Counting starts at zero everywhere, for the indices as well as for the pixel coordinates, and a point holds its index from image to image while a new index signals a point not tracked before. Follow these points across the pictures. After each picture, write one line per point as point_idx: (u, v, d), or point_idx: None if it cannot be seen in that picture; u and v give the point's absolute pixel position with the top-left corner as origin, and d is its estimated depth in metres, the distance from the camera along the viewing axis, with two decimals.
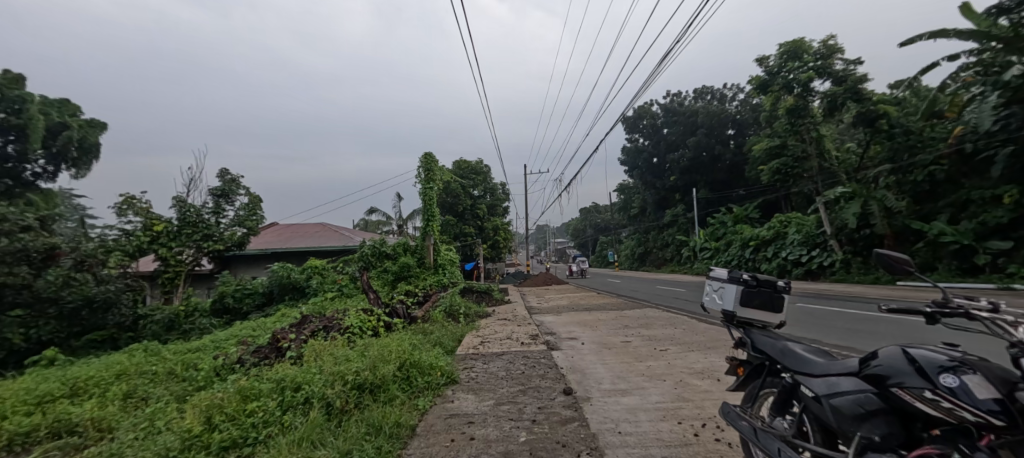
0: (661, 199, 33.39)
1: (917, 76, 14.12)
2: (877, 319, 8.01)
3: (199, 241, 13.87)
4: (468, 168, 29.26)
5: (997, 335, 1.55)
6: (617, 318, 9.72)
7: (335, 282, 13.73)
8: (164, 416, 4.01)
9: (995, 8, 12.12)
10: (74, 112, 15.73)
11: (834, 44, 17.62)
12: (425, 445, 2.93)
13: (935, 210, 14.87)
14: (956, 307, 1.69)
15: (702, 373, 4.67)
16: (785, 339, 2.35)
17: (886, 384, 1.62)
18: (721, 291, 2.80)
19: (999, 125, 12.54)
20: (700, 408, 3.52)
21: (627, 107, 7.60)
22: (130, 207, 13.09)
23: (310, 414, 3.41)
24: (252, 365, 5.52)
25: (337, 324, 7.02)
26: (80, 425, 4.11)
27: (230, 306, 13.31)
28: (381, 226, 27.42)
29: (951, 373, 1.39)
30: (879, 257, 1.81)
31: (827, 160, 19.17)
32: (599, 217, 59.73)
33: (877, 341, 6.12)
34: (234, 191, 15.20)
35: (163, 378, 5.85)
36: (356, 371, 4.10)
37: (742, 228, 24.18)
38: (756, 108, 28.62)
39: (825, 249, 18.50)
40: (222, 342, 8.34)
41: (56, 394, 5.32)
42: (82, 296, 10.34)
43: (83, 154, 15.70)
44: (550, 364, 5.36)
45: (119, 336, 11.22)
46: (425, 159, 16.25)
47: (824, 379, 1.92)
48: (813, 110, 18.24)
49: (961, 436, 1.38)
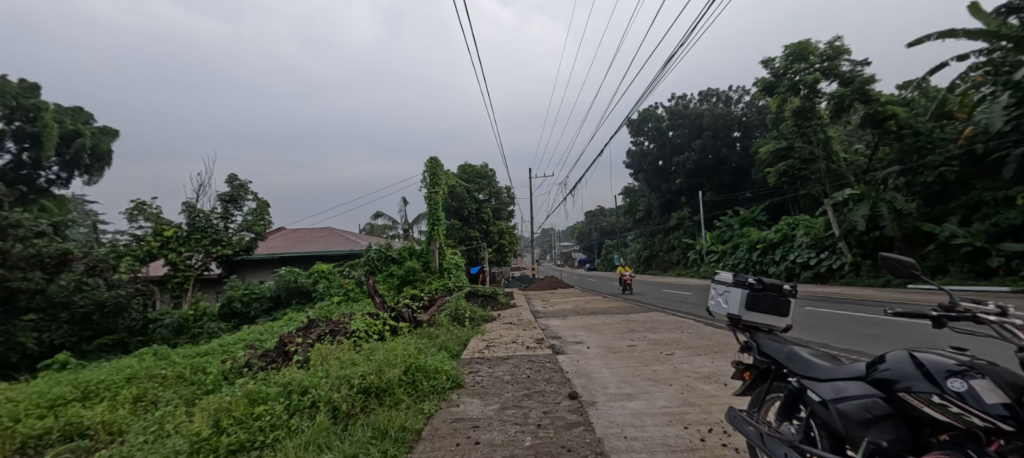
0: (666, 202, 33.36)
1: (925, 77, 13.83)
2: (885, 322, 7.89)
3: (208, 247, 13.96)
4: (473, 172, 29.53)
5: (1007, 340, 1.54)
6: (623, 322, 9.64)
7: (342, 286, 13.94)
8: (172, 420, 4.06)
9: (1005, 7, 12.00)
10: (87, 119, 16.09)
11: (840, 45, 17.51)
12: (430, 449, 2.93)
13: (947, 212, 14.59)
14: (962, 311, 1.67)
15: (707, 377, 4.64)
16: (793, 342, 2.33)
17: (893, 389, 1.60)
18: (727, 295, 2.78)
19: (1010, 126, 12.33)
20: (707, 413, 3.49)
21: (631, 111, 7.60)
22: (141, 213, 13.25)
23: (316, 418, 3.44)
24: (260, 369, 5.59)
25: (343, 328, 7.08)
26: (90, 428, 4.17)
27: (238, 310, 13.58)
28: (387, 230, 27.58)
29: (958, 377, 1.38)
30: (885, 260, 1.80)
31: (836, 162, 18.96)
32: (605, 221, 60.05)
33: (885, 345, 6.04)
34: (242, 196, 15.36)
35: (173, 382, 5.92)
36: (362, 374, 4.11)
37: (748, 231, 24.04)
38: (762, 110, 28.51)
39: (834, 252, 18.25)
40: (229, 346, 8.46)
41: (67, 397, 5.38)
42: (93, 301, 10.44)
43: (95, 161, 16.02)
44: (555, 368, 5.37)
45: (129, 340, 11.29)
46: (431, 163, 16.35)
47: (832, 384, 1.90)
48: (820, 112, 18.14)
49: (969, 441, 1.37)
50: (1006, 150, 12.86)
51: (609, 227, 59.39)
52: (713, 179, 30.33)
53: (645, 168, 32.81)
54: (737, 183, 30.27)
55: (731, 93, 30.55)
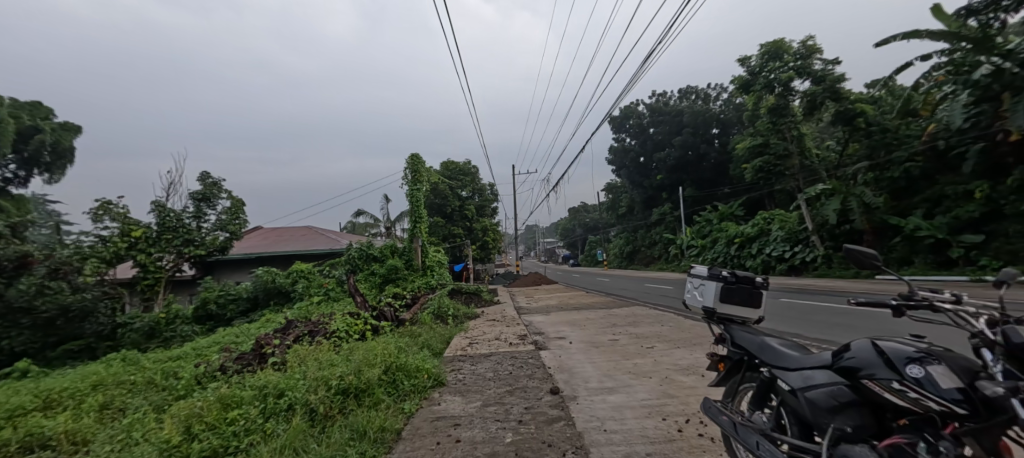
0: (648, 198, 33.87)
1: (892, 76, 14.30)
2: (855, 312, 8.12)
3: (180, 247, 13.51)
4: (456, 168, 29.38)
5: (960, 326, 1.61)
6: (606, 317, 9.74)
7: (322, 286, 13.68)
8: (141, 427, 3.91)
9: (964, 10, 12.59)
10: (47, 115, 15.29)
11: (813, 44, 18.00)
12: (410, 449, 2.89)
13: (912, 205, 15.23)
14: (921, 300, 1.74)
15: (686, 369, 4.74)
16: (764, 334, 2.38)
17: (857, 377, 1.66)
18: (701, 289, 2.82)
19: (971, 123, 12.99)
20: (684, 404, 3.56)
21: (612, 107, 7.69)
22: (106, 213, 12.66)
23: (292, 422, 3.36)
24: (234, 373, 5.41)
25: (323, 329, 6.93)
26: (53, 439, 3.96)
27: (213, 312, 13.21)
28: (368, 228, 27.06)
29: (916, 364, 1.43)
30: (849, 252, 1.85)
31: (808, 157, 19.60)
32: (588, 217, 60.66)
33: (854, 335, 6.24)
34: (215, 195, 14.85)
35: (143, 388, 5.71)
36: (340, 376, 4.02)
37: (727, 225, 24.64)
38: (739, 107, 29.18)
39: (807, 245, 18.86)
40: (204, 349, 8.18)
41: (27, 407, 5.11)
42: (57, 305, 9.93)
43: (56, 159, 15.30)
44: (537, 364, 5.39)
45: (97, 345, 10.73)
46: (412, 160, 16.12)
47: (800, 373, 1.95)
48: (793, 110, 18.66)
49: (927, 425, 1.44)
50: (966, 146, 13.54)
51: (592, 224, 60.00)
52: (693, 175, 30.91)
53: (627, 164, 33.23)
54: (716, 179, 30.90)
55: (709, 91, 31.17)
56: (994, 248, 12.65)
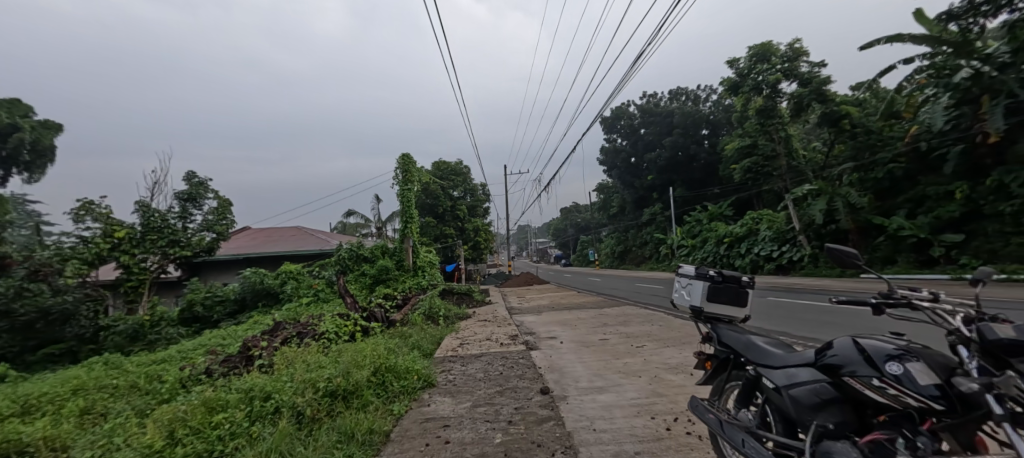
0: (638, 198, 34.10)
1: (875, 79, 14.59)
2: (840, 310, 8.27)
3: (165, 248, 13.28)
4: (447, 168, 29.28)
5: (938, 323, 1.65)
6: (597, 317, 9.79)
7: (311, 287, 13.57)
8: (123, 432, 3.82)
9: (944, 14, 12.90)
10: (26, 112, 14.91)
11: (800, 46, 18.27)
12: (398, 451, 2.87)
13: (895, 205, 15.55)
14: (900, 298, 1.76)
15: (675, 368, 4.78)
16: (750, 332, 2.41)
17: (839, 374, 1.68)
18: (689, 288, 2.84)
19: (950, 125, 13.31)
20: (673, 403, 3.59)
21: (603, 108, 7.71)
22: (88, 213, 12.37)
23: (279, 425, 3.32)
24: (220, 376, 5.32)
25: (311, 331, 6.85)
26: (30, 445, 3.84)
27: (200, 314, 13.01)
28: (359, 228, 26.85)
29: (896, 361, 1.46)
30: (831, 251, 1.87)
31: (795, 158, 19.91)
32: (580, 217, 60.87)
33: (839, 332, 6.35)
34: (202, 195, 14.62)
35: (125, 392, 5.59)
36: (328, 377, 3.98)
37: (716, 225, 24.91)
38: (729, 108, 29.52)
39: (794, 245, 19.16)
40: (189, 352, 8.04)
41: (4, 413, 4.97)
42: (36, 308, 9.69)
43: (36, 158, 14.92)
44: (528, 364, 5.39)
45: (78, 348, 10.39)
46: (403, 160, 16.02)
47: (784, 371, 1.97)
48: (781, 111, 18.92)
49: (904, 420, 1.47)
50: (947, 147, 13.86)
51: (584, 224, 60.23)
52: (683, 175, 31.20)
53: (618, 165, 33.43)
54: (706, 179, 31.21)
55: (699, 92, 31.49)
56: (973, 247, 12.97)
